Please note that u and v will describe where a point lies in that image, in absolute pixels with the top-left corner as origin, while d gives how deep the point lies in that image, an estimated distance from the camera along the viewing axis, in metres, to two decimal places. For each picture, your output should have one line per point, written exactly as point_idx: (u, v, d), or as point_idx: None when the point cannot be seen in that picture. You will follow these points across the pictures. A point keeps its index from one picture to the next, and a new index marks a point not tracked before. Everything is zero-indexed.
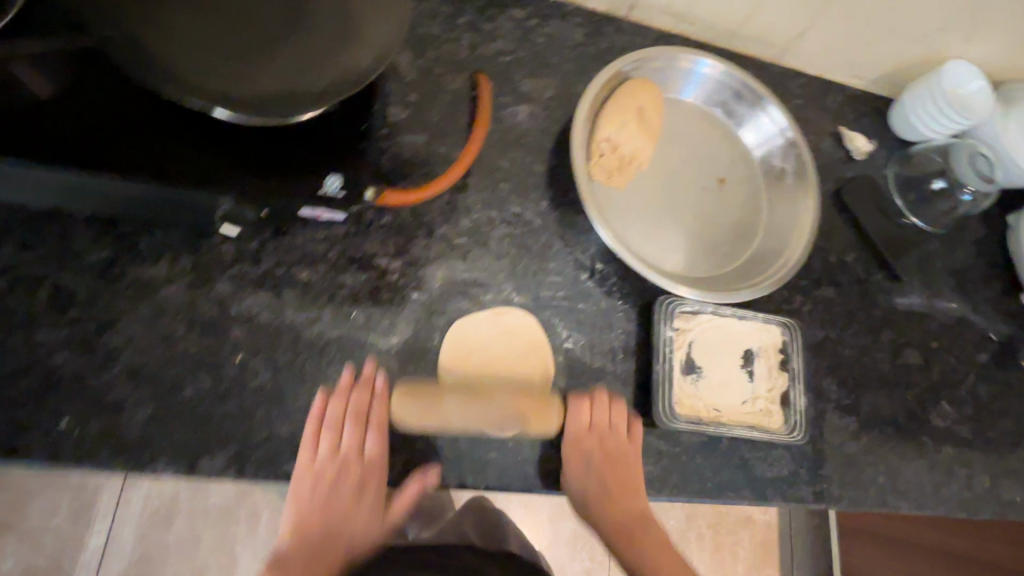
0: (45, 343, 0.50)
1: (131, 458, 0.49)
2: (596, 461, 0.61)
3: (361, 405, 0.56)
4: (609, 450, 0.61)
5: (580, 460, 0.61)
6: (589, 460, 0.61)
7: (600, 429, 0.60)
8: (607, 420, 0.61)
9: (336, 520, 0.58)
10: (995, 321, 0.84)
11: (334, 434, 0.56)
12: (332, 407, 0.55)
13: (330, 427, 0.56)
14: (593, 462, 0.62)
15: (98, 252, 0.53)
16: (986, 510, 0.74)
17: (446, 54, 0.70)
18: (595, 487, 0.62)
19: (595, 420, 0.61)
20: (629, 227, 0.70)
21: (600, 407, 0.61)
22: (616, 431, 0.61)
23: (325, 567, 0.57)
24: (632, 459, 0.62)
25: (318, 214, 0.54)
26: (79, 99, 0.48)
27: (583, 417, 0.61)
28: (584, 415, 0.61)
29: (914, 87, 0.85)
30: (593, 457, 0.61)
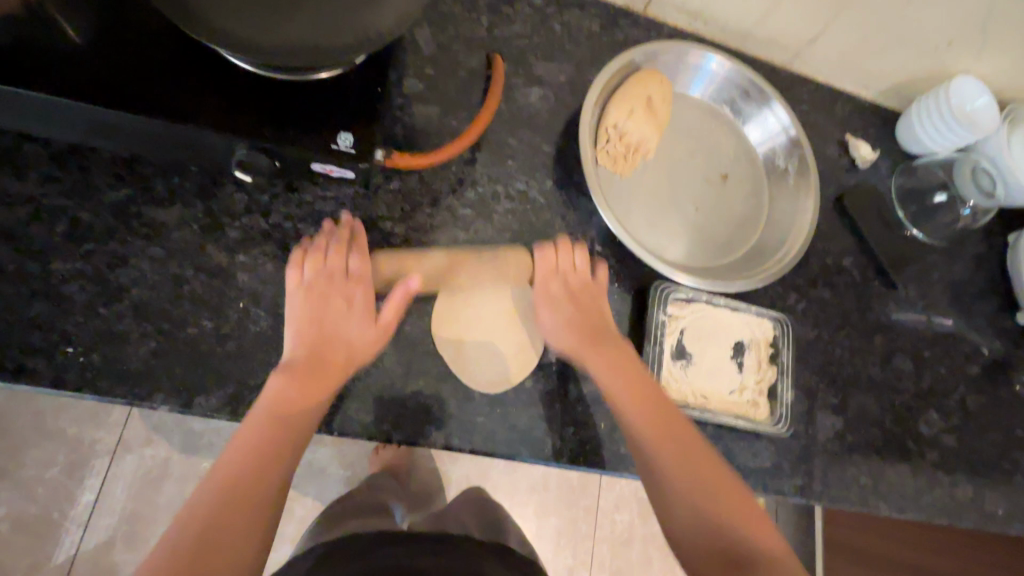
0: (60, 273, 0.52)
1: (132, 388, 0.51)
2: (563, 295, 0.63)
3: (337, 268, 0.57)
4: (575, 287, 0.64)
5: (564, 317, 0.62)
6: (561, 301, 0.63)
7: (567, 273, 0.64)
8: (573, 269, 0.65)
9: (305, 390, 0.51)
10: (990, 337, 0.85)
11: (314, 322, 0.55)
12: (311, 279, 0.56)
13: (309, 290, 0.55)
14: (583, 326, 0.62)
15: (117, 191, 0.56)
16: (968, 520, 0.75)
17: (465, 33, 0.72)
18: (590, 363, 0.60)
19: (561, 263, 0.65)
20: (630, 212, 0.71)
21: (579, 256, 0.65)
22: (583, 280, 0.65)
23: (236, 509, 0.45)
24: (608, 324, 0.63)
25: (329, 170, 0.56)
26: (111, 39, 0.50)
27: (550, 262, 0.64)
28: (558, 279, 0.64)
29: (922, 99, 0.86)
30: (562, 299, 0.63)
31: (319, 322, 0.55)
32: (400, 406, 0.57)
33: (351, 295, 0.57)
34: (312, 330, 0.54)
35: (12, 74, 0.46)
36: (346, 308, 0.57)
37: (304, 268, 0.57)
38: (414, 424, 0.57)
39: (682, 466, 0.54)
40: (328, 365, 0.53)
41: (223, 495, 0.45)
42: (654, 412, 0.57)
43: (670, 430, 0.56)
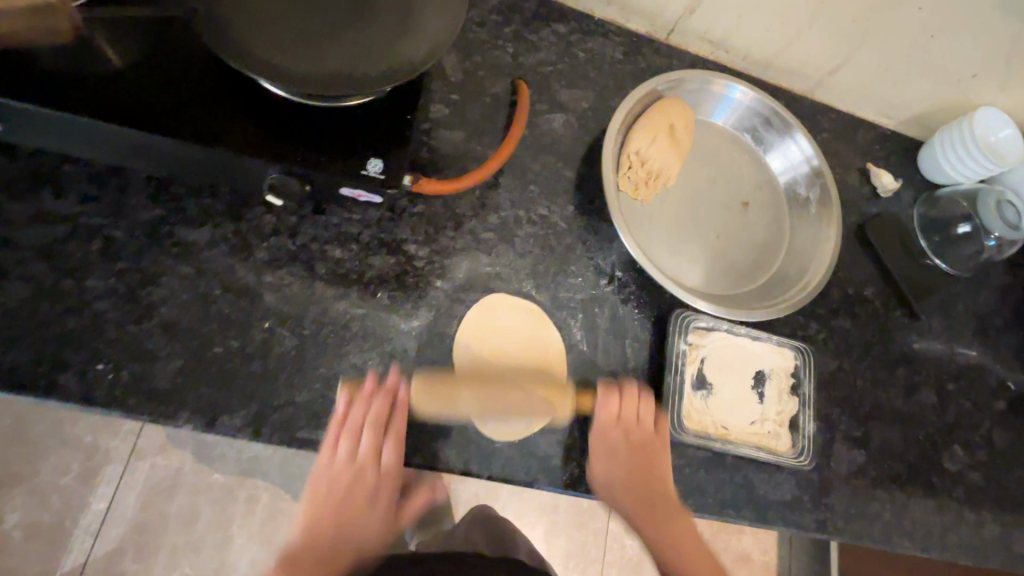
0: (94, 290, 0.53)
1: (158, 406, 0.52)
2: (620, 447, 0.63)
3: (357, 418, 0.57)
4: (632, 440, 0.63)
5: (615, 472, 0.63)
6: (615, 450, 0.62)
7: (626, 424, 0.62)
8: (636, 418, 0.63)
9: (331, 517, 0.63)
10: (1016, 370, 0.83)
11: (351, 439, 0.59)
12: (357, 410, 0.57)
13: (352, 423, 0.57)
14: (633, 470, 0.63)
15: (150, 211, 0.57)
16: (995, 561, 0.72)
17: (491, 59, 0.73)
18: (620, 474, 0.63)
19: (620, 413, 0.63)
20: (651, 239, 0.72)
21: (626, 406, 0.63)
22: (641, 421, 0.63)
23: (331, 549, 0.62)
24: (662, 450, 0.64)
25: (357, 193, 0.57)
26: (154, 66, 0.52)
27: (612, 409, 0.63)
28: (612, 405, 0.63)
29: (945, 129, 0.86)
30: (618, 448, 0.63)
31: (354, 434, 0.58)
32: (420, 429, 0.58)
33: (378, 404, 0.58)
34: (346, 456, 0.60)
35: (59, 98, 0.48)
36: (379, 438, 0.59)
37: (341, 440, 0.58)
38: (433, 448, 0.57)
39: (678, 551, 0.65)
40: (363, 500, 0.63)
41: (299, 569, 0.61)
42: (659, 506, 0.64)
43: (678, 534, 0.65)
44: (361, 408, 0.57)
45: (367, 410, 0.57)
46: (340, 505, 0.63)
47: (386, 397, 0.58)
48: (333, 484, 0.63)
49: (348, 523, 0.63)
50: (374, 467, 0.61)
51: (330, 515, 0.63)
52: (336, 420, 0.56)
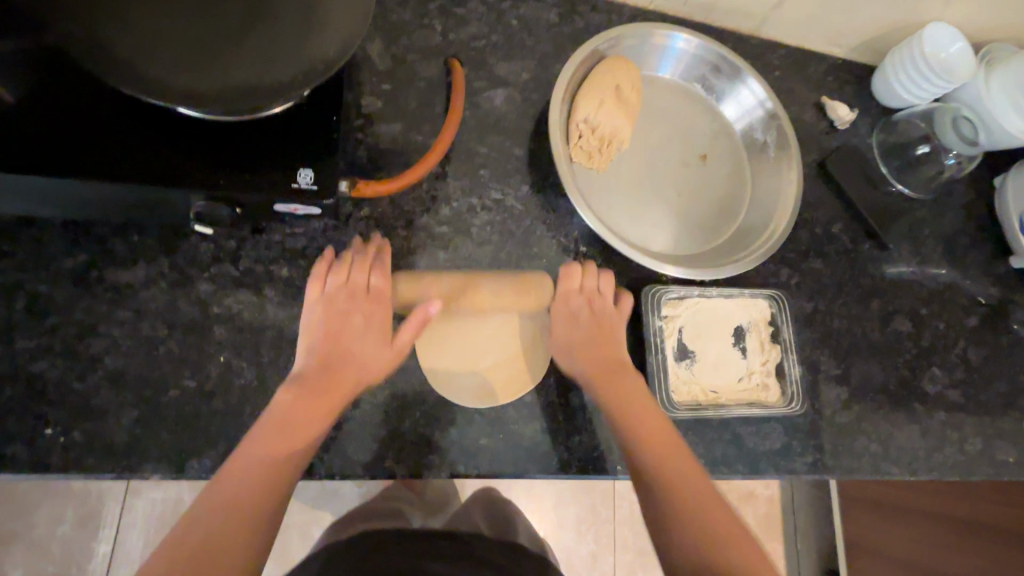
0: (27, 351, 0.50)
1: (119, 462, 0.49)
2: (586, 318, 0.61)
3: (360, 281, 0.56)
4: (601, 321, 0.61)
5: (580, 329, 0.61)
6: (580, 313, 0.61)
7: (590, 296, 0.62)
8: (597, 291, 0.63)
9: (312, 407, 0.50)
10: (985, 285, 0.84)
11: (342, 272, 0.56)
12: (335, 279, 0.56)
13: (336, 271, 0.56)
14: (596, 337, 0.60)
15: (74, 258, 0.53)
16: (980, 472, 0.75)
17: (419, 41, 0.69)
18: (591, 343, 0.60)
19: (585, 287, 0.63)
20: (612, 207, 0.69)
21: (589, 277, 0.63)
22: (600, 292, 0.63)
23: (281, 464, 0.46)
24: (621, 322, 0.62)
25: (293, 208, 0.53)
26: (43, 101, 0.47)
27: (574, 281, 0.62)
28: (573, 277, 0.62)
29: (895, 52, 0.84)
30: (582, 316, 0.61)
31: (345, 267, 0.56)
32: (400, 439, 0.56)
33: (371, 313, 0.56)
34: (339, 283, 0.56)
35: None
36: (369, 314, 0.56)
37: (329, 279, 0.56)
38: (416, 457, 0.56)
39: (699, 496, 0.51)
40: (355, 323, 0.55)
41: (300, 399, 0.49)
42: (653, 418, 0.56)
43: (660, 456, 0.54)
44: (360, 269, 0.57)
45: (359, 264, 0.57)
46: (349, 330, 0.54)
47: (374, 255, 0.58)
48: (341, 306, 0.55)
49: (345, 357, 0.53)
50: (371, 300, 0.56)
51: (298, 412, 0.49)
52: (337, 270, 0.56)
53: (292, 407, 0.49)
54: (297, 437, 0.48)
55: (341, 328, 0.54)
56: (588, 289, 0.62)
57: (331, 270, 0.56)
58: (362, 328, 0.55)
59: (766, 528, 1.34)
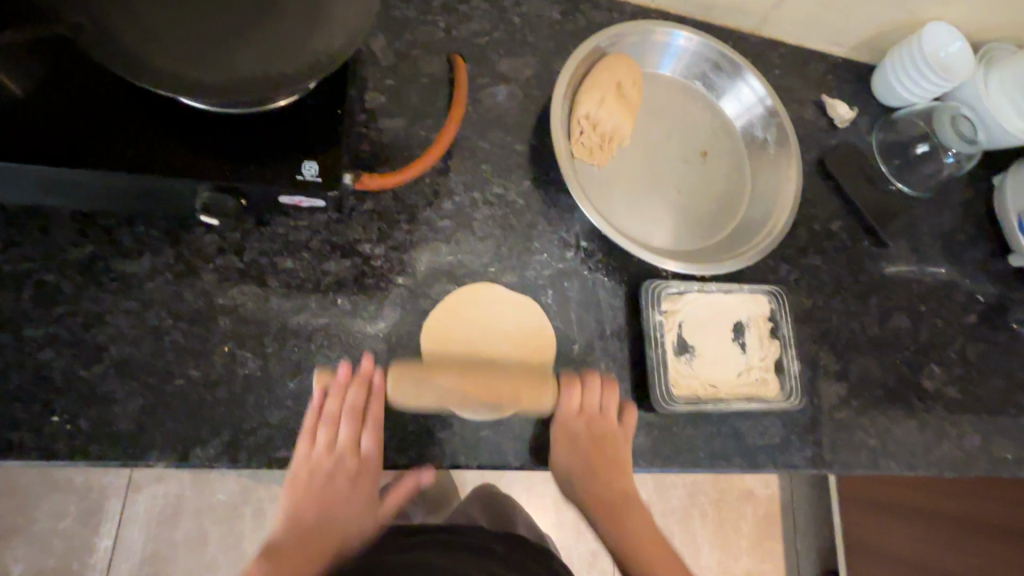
0: (35, 340, 0.51)
1: (125, 450, 0.50)
2: (582, 436, 0.63)
3: (355, 404, 0.57)
4: (597, 435, 0.63)
5: (574, 449, 0.62)
6: (575, 435, 0.62)
7: (589, 411, 0.61)
8: (598, 412, 0.62)
9: (304, 532, 0.57)
10: (983, 282, 0.84)
11: (332, 427, 0.57)
12: (329, 409, 0.56)
13: (327, 421, 0.56)
14: (586, 448, 0.63)
15: (81, 248, 0.54)
16: (978, 468, 0.75)
17: (422, 37, 0.70)
18: (578, 467, 0.63)
19: (585, 405, 0.61)
20: (613, 203, 0.70)
21: (591, 392, 0.61)
22: (604, 414, 0.62)
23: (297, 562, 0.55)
24: (620, 441, 0.63)
25: (297, 201, 0.54)
26: (53, 94, 0.48)
27: (575, 402, 0.61)
28: (573, 401, 0.61)
29: (895, 50, 0.85)
30: (578, 436, 0.63)
31: (333, 426, 0.57)
32: (402, 429, 0.57)
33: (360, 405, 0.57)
34: (324, 448, 0.57)
35: None
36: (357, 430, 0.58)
37: (320, 429, 0.56)
38: (417, 446, 0.57)
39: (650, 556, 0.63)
40: (338, 489, 0.58)
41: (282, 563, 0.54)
42: (606, 505, 0.65)
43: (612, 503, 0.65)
44: (360, 396, 0.56)
45: (356, 395, 0.56)
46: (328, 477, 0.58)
47: (365, 381, 0.57)
48: (331, 475, 0.58)
49: (331, 524, 0.58)
50: (355, 459, 0.58)
51: (296, 535, 0.56)
52: (330, 421, 0.56)
53: (290, 547, 0.55)
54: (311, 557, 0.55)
55: (322, 487, 0.58)
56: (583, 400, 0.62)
57: (321, 408, 0.56)
58: (347, 492, 0.58)
59: (765, 527, 1.34)
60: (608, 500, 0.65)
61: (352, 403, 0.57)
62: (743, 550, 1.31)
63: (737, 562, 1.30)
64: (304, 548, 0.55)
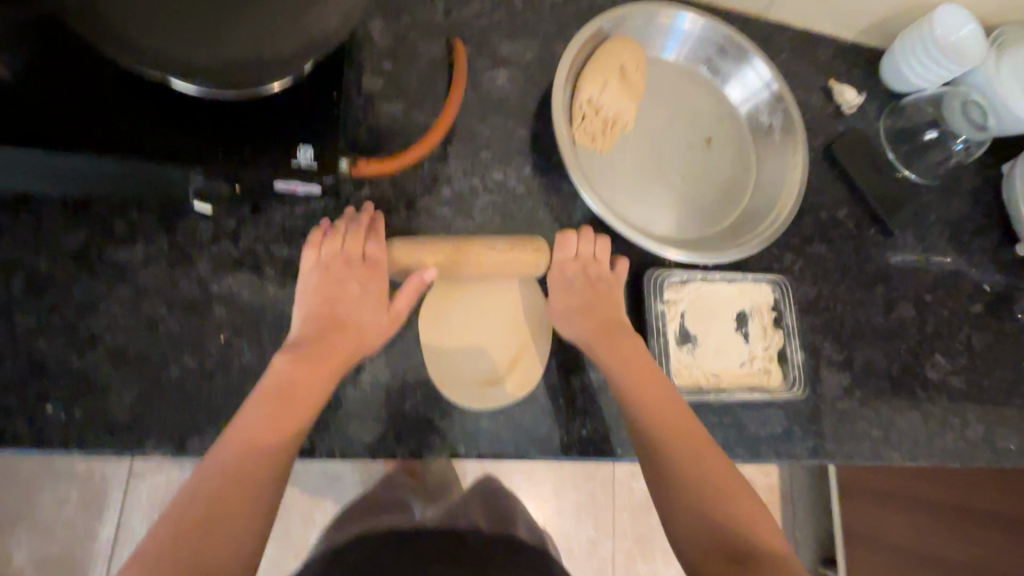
0: (27, 328, 0.50)
1: (120, 439, 0.49)
2: (580, 284, 0.61)
3: (351, 251, 0.56)
4: (595, 284, 0.61)
5: (574, 298, 0.60)
6: (574, 284, 0.61)
7: (584, 260, 0.62)
8: (591, 267, 0.62)
9: (277, 421, 0.46)
10: (990, 272, 0.83)
11: (306, 352, 0.52)
12: (327, 247, 0.55)
13: (323, 302, 0.53)
14: (594, 316, 0.59)
15: (73, 235, 0.53)
16: (981, 458, 0.75)
17: (421, 19, 0.68)
18: (582, 327, 0.59)
19: (581, 253, 0.63)
20: (615, 190, 0.69)
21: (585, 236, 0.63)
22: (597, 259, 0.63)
23: (257, 479, 0.43)
24: (627, 331, 0.59)
25: (293, 187, 0.53)
26: (39, 75, 0.47)
27: (570, 251, 0.63)
28: (570, 281, 0.62)
29: (905, 34, 0.82)
30: (575, 282, 0.61)
31: (333, 280, 0.54)
32: (400, 419, 0.56)
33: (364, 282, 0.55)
34: (302, 350, 0.50)
35: None
36: (358, 278, 0.55)
37: (322, 247, 0.56)
38: (417, 436, 0.56)
39: (709, 474, 0.50)
40: (323, 362, 0.50)
41: (236, 467, 0.43)
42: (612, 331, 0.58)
43: (695, 455, 0.51)
44: (355, 227, 0.57)
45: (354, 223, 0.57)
46: (264, 467, 0.44)
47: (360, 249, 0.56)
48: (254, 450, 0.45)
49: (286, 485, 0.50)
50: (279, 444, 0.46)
51: (263, 432, 0.45)
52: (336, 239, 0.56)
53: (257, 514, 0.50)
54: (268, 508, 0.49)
55: (291, 378, 0.48)
56: (576, 256, 0.63)
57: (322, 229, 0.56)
58: (307, 388, 0.48)
59: None
60: (677, 441, 0.52)
61: (351, 392, 0.56)
62: None
63: None
64: (253, 477, 0.43)
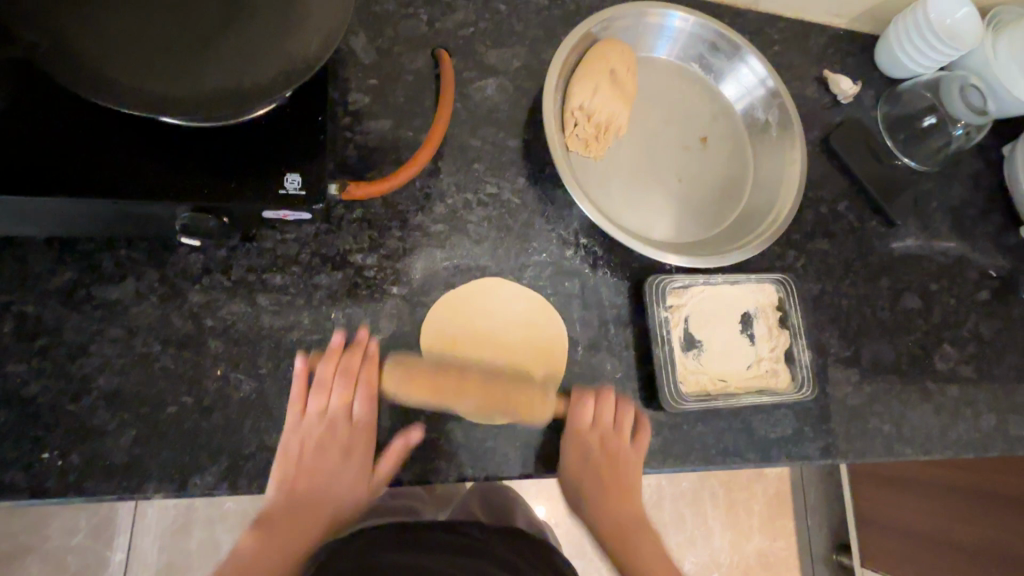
0: (19, 375, 0.49)
1: (120, 483, 0.48)
2: (595, 449, 0.61)
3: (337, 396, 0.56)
4: (610, 453, 0.61)
5: (582, 472, 0.60)
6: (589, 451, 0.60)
7: (602, 426, 0.60)
8: (613, 425, 0.60)
9: (320, 449, 0.55)
10: (996, 257, 0.82)
11: (324, 393, 0.56)
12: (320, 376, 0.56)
13: (319, 388, 0.56)
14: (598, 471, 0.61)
15: (61, 277, 0.52)
16: (994, 447, 0.74)
17: (405, 32, 0.66)
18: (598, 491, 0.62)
19: (597, 419, 0.60)
20: (613, 197, 0.67)
21: (603, 407, 0.60)
22: (608, 427, 0.60)
23: (304, 512, 0.55)
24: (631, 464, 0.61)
25: (283, 214, 0.51)
26: (15, 117, 0.45)
27: (585, 415, 0.60)
28: (586, 413, 0.60)
29: (899, 19, 0.81)
30: (593, 453, 0.61)
31: (326, 391, 0.55)
32: (405, 444, 0.55)
33: (337, 427, 0.56)
34: (318, 415, 0.55)
35: None
36: (353, 388, 0.56)
37: (306, 406, 0.55)
38: (423, 461, 0.55)
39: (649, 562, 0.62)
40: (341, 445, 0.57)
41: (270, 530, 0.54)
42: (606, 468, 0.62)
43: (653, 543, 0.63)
44: (352, 363, 0.56)
45: (347, 369, 0.55)
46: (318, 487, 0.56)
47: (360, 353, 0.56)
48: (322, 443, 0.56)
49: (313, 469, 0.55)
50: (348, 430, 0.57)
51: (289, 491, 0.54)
52: (314, 390, 0.55)
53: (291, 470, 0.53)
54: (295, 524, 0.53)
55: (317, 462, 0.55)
56: (594, 423, 0.60)
57: (311, 370, 0.55)
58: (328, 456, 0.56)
59: (777, 507, 1.34)
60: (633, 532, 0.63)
61: None
62: (756, 531, 1.31)
63: (750, 544, 1.30)
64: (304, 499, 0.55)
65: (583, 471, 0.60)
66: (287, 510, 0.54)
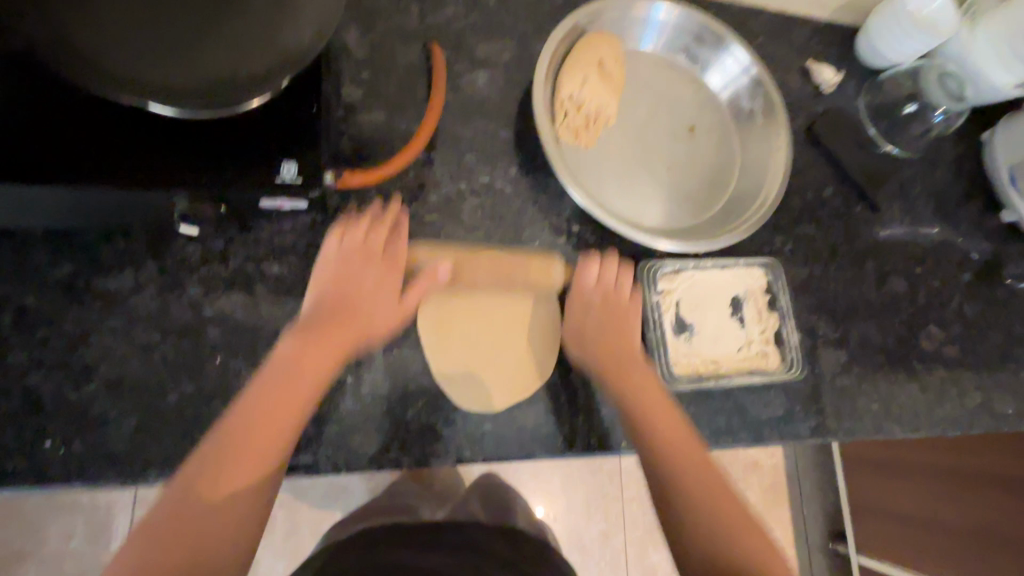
0: (20, 365, 0.49)
1: (122, 470, 0.49)
2: (598, 309, 0.62)
3: (373, 246, 0.58)
4: (612, 306, 0.63)
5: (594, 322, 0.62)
6: (590, 309, 0.62)
7: (607, 283, 0.64)
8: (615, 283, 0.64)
9: (267, 419, 0.48)
10: (978, 240, 0.84)
11: (357, 233, 0.58)
12: (348, 240, 0.57)
13: (349, 234, 0.57)
14: (608, 325, 0.62)
15: (60, 268, 0.52)
16: (980, 424, 0.76)
17: (396, 26, 0.68)
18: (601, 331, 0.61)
19: (602, 280, 0.64)
20: (604, 185, 0.69)
21: (609, 268, 0.64)
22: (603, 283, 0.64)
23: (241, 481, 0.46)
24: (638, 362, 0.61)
25: (280, 204, 0.53)
26: (14, 110, 0.46)
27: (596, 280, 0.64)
28: (598, 337, 0.61)
29: (879, 10, 0.83)
30: (595, 303, 0.63)
31: (360, 237, 0.58)
32: (404, 428, 0.56)
33: (369, 275, 0.57)
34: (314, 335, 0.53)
35: None
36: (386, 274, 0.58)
37: (344, 239, 0.57)
38: (423, 444, 0.56)
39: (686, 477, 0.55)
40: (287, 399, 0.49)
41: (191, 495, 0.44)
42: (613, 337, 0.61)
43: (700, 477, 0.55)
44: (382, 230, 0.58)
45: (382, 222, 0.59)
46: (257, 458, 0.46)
47: (394, 223, 0.60)
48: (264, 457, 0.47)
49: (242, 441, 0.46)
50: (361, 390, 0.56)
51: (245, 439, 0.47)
52: (333, 234, 0.58)
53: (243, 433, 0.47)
54: (246, 494, 0.45)
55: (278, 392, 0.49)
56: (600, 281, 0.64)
57: (332, 241, 0.57)
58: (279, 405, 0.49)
59: (772, 495, 1.36)
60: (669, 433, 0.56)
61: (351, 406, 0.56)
62: None
63: None
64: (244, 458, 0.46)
65: (592, 322, 0.62)
66: (238, 468, 0.46)
